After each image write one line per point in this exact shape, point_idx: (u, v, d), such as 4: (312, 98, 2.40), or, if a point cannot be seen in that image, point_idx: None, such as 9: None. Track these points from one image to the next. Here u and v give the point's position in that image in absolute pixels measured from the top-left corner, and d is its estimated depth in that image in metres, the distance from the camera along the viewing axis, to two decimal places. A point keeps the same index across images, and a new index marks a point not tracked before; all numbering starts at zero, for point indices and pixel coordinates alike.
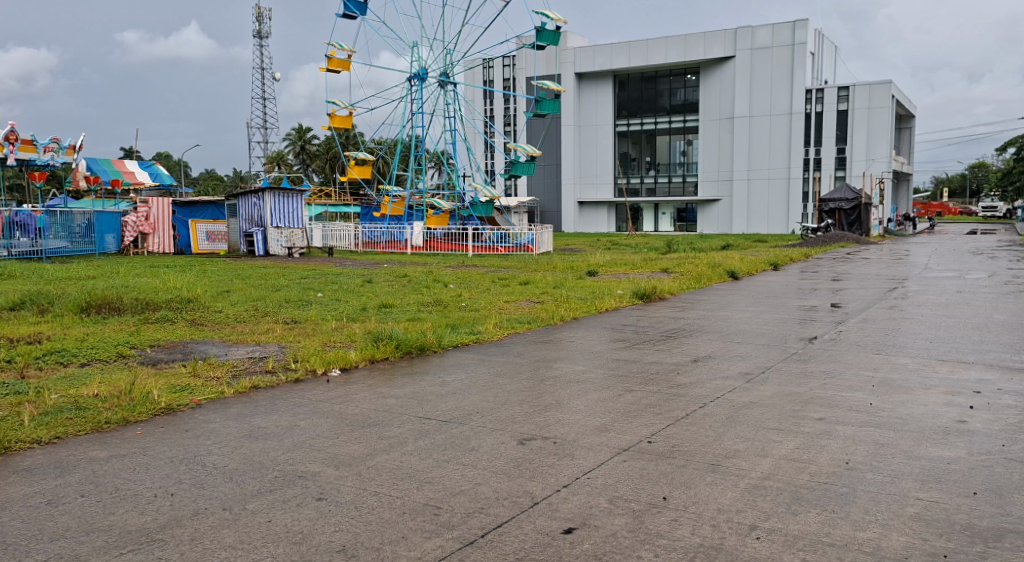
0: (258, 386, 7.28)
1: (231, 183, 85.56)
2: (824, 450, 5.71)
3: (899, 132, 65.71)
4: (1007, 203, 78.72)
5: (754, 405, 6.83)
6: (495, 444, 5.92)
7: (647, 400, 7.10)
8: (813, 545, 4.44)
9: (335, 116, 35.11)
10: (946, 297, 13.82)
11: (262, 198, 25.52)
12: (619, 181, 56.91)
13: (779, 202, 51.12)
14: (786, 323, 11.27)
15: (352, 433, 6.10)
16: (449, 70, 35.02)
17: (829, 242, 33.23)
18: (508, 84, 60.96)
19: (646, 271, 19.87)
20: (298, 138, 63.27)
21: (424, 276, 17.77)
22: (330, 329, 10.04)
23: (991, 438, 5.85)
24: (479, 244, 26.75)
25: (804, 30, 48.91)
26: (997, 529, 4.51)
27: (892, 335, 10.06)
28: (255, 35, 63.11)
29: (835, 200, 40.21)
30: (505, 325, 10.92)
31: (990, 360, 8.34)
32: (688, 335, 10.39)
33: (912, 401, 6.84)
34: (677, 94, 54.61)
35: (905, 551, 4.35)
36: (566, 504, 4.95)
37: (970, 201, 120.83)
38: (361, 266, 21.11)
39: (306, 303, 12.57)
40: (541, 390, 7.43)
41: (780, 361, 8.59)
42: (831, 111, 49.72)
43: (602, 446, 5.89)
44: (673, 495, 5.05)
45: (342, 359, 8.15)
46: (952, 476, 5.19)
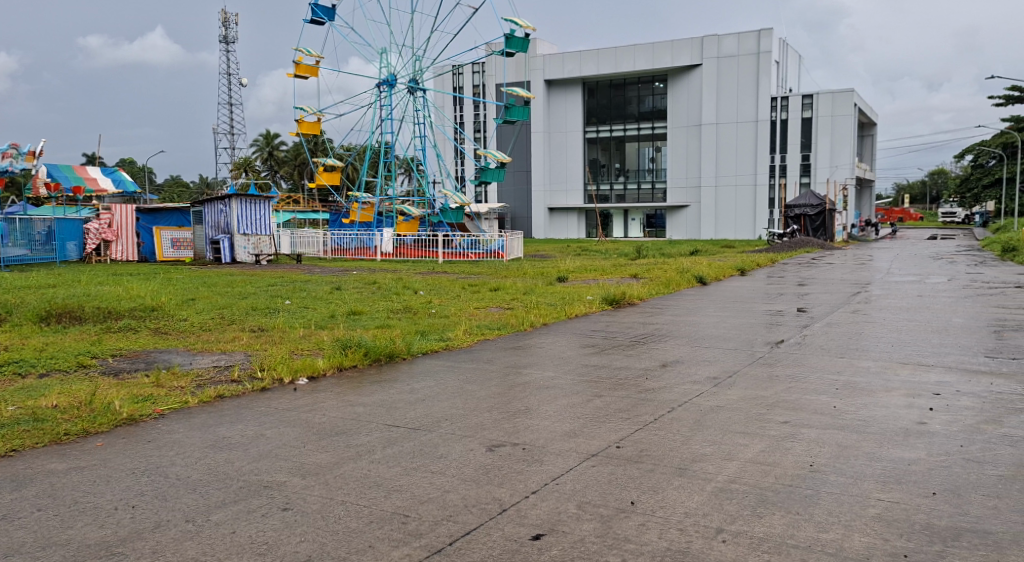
0: (223, 396, 7.20)
1: (197, 191, 84.42)
2: (789, 452, 5.80)
3: (863, 139, 66.79)
4: (965, 209, 80.44)
5: (721, 409, 6.90)
6: (464, 450, 5.92)
7: (616, 405, 7.14)
8: (778, 547, 4.49)
9: (304, 122, 34.85)
10: (907, 300, 14.07)
11: (228, 205, 25.06)
12: (589, 187, 57.24)
13: (746, 208, 51.66)
14: (752, 327, 11.41)
15: (319, 442, 6.06)
16: (418, 76, 34.92)
17: (795, 248, 33.65)
18: (477, 90, 60.94)
19: (615, 276, 20.03)
20: (266, 144, 62.65)
21: (394, 283, 17.73)
22: (298, 337, 9.97)
23: (950, 439, 5.97)
24: (449, 251, 26.59)
25: (769, 39, 49.73)
26: (954, 529, 4.60)
27: (855, 338, 10.24)
28: (221, 40, 62.35)
29: (801, 205, 40.77)
30: (475, 332, 10.92)
31: (950, 362, 8.52)
32: (657, 340, 10.46)
33: (875, 403, 6.96)
34: (646, 101, 55.09)
35: (867, 552, 4.42)
36: (535, 510, 4.96)
37: (930, 208, 123.65)
38: (331, 274, 20.97)
39: (274, 311, 12.48)
40: (511, 397, 7.43)
41: (747, 365, 8.69)
42: (795, 119, 50.53)
43: (571, 451, 5.91)
44: (640, 499, 5.08)
45: (310, 366, 8.10)
46: (913, 477, 5.28)
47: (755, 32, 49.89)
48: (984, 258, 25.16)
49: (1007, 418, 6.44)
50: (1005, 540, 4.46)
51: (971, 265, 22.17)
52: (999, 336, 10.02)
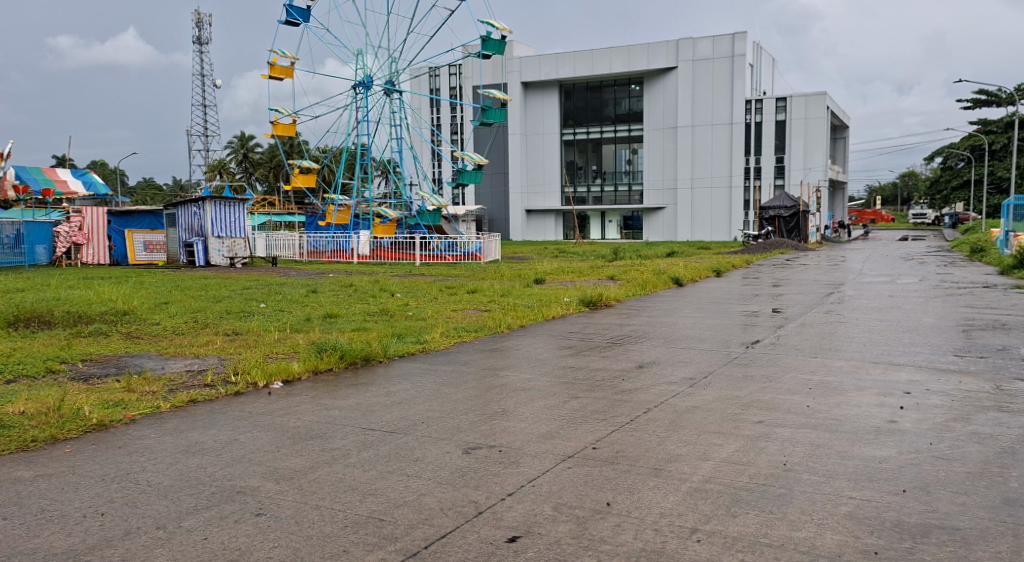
0: (196, 400, 7.14)
1: (169, 193, 83.32)
2: (763, 452, 5.84)
3: (836, 142, 67.53)
4: (935, 211, 81.75)
5: (697, 410, 6.95)
6: (440, 453, 5.91)
7: (593, 406, 7.16)
8: (751, 546, 4.53)
9: (279, 124, 34.63)
10: (879, 300, 14.26)
11: (202, 207, 24.87)
12: (567, 189, 57.36)
13: (722, 209, 52.03)
14: (728, 328, 11.49)
15: (293, 446, 6.02)
16: (394, 78, 34.79)
17: (770, 249, 33.95)
18: (454, 92, 60.86)
19: (592, 278, 20.12)
20: (240, 145, 62.06)
21: (371, 286, 17.67)
22: (273, 340, 9.91)
23: (920, 437, 6.05)
24: (427, 252, 26.57)
25: (743, 42, 50.11)
26: (923, 525, 4.67)
27: (828, 338, 10.34)
28: (195, 41, 61.73)
29: (775, 208, 41.16)
30: (452, 334, 10.92)
31: (920, 361, 8.64)
32: (634, 341, 10.50)
33: (847, 402, 7.04)
34: (622, 103, 55.36)
35: (839, 549, 4.46)
36: (511, 512, 4.96)
37: (902, 209, 125.47)
38: (307, 277, 20.85)
39: (249, 314, 12.37)
40: (488, 398, 7.44)
41: (722, 366, 8.75)
42: (769, 121, 50.94)
43: (547, 453, 5.93)
44: (616, 500, 5.10)
45: (284, 370, 8.04)
46: (883, 474, 5.35)
47: (729, 35, 50.26)
48: (953, 259, 25.54)
49: (976, 415, 6.54)
50: (973, 536, 4.53)
51: (942, 266, 22.48)
52: (968, 335, 10.16)
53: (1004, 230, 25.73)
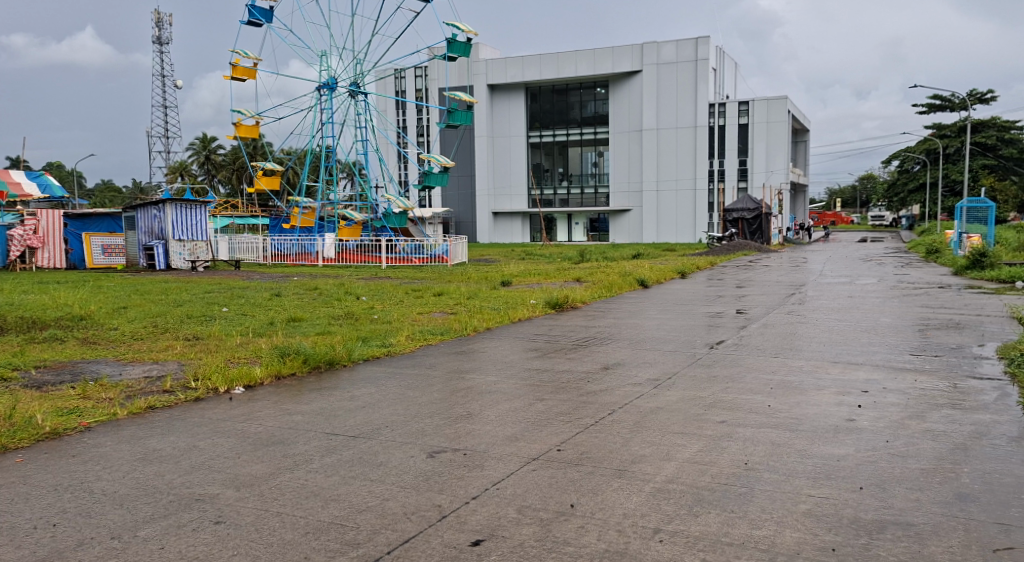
0: (154, 407, 7.03)
1: (129, 196, 81.87)
2: (725, 452, 5.91)
3: (796, 145, 68.51)
4: (894, 213, 83.35)
5: (661, 410, 7.01)
6: (404, 457, 5.89)
7: (558, 408, 7.19)
8: (712, 546, 4.58)
9: (241, 126, 34.15)
10: (839, 301, 14.52)
11: (162, 210, 24.49)
12: (533, 192, 57.45)
13: (687, 211, 52.53)
14: (693, 329, 11.59)
15: (254, 452, 5.95)
16: (359, 80, 34.56)
17: (733, 251, 34.40)
18: (420, 94, 60.72)
19: (558, 280, 20.19)
20: (202, 147, 61.23)
21: (335, 289, 17.50)
22: (235, 344, 9.81)
23: (877, 435, 6.16)
24: (393, 255, 26.46)
25: (706, 47, 50.69)
26: (880, 522, 4.75)
27: (789, 338, 10.50)
28: (155, 41, 60.67)
29: (738, 210, 41.67)
30: (417, 337, 10.88)
31: (878, 361, 8.80)
32: (600, 343, 10.59)
33: (807, 402, 7.14)
34: (588, 106, 55.57)
35: (798, 547, 4.53)
36: (475, 516, 4.96)
37: (861, 211, 127.75)
38: (270, 280, 20.58)
39: (210, 319, 12.21)
40: (453, 401, 7.43)
41: (686, 366, 8.83)
42: (733, 125, 51.98)
43: (511, 456, 5.93)
44: (580, 502, 5.12)
45: (246, 376, 7.95)
46: (841, 472, 5.44)
47: (692, 40, 50.78)
48: (909, 260, 26.09)
49: (931, 413, 6.68)
50: (926, 531, 4.63)
51: (901, 266, 22.96)
52: (924, 334, 10.37)
53: (957, 231, 26.32)
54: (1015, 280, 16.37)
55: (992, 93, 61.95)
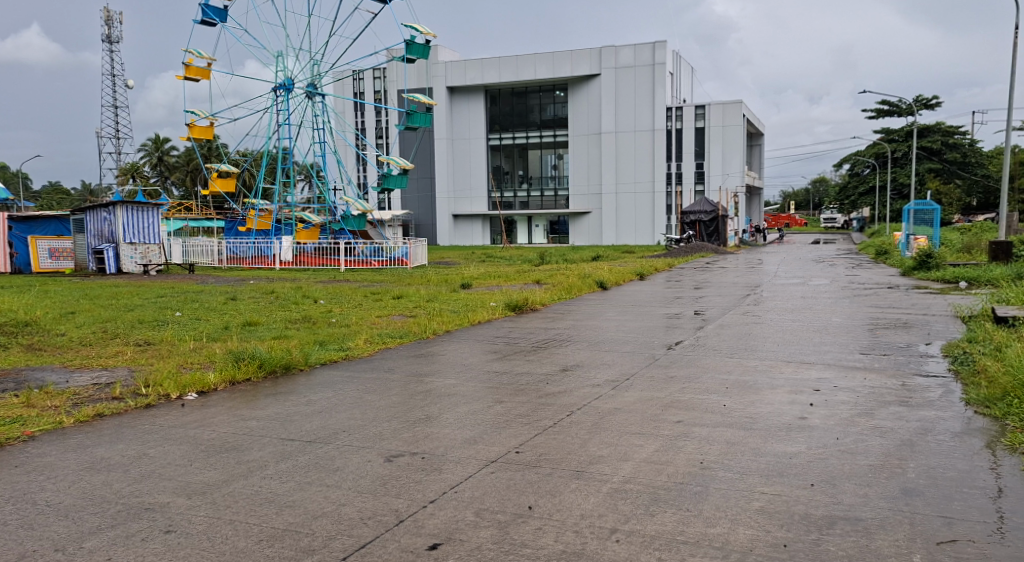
0: (102, 414, 6.88)
1: (77, 198, 79.83)
2: (681, 451, 5.97)
3: (751, 149, 69.59)
4: (846, 215, 85.15)
5: (619, 411, 7.06)
6: (361, 462, 5.84)
7: (517, 410, 7.20)
8: (668, 544, 4.62)
9: (194, 126, 33.55)
10: (792, 301, 14.81)
11: (112, 212, 23.92)
12: (493, 194, 57.39)
13: (646, 213, 52.95)
14: (651, 330, 11.70)
15: (206, 459, 5.86)
16: (317, 81, 34.23)
17: (690, 252, 34.84)
18: (378, 96, 60.38)
19: (519, 283, 20.20)
20: (155, 148, 60.12)
21: (293, 292, 17.34)
22: (187, 350, 9.65)
23: (828, 432, 6.27)
24: (352, 258, 26.19)
25: (663, 51, 51.28)
26: (829, 517, 4.84)
27: (745, 338, 10.68)
28: (105, 40, 59.23)
29: (695, 212, 42.15)
30: (376, 340, 10.80)
31: (829, 360, 8.93)
32: (559, 344, 10.64)
33: (761, 401, 7.24)
34: (547, 109, 55.74)
35: (750, 544, 4.59)
36: (432, 519, 4.94)
37: (814, 213, 130.18)
38: (225, 283, 20.28)
39: (162, 323, 11.99)
40: (412, 405, 7.38)
41: (643, 368, 8.89)
42: (689, 128, 52.38)
43: (470, 459, 5.91)
44: (538, 503, 5.13)
45: (199, 382, 7.83)
46: (793, 469, 5.54)
47: (650, 44, 51.31)
48: (860, 261, 26.72)
49: (879, 410, 6.81)
50: (874, 526, 4.72)
51: (852, 267, 23.50)
52: (873, 334, 10.58)
53: (906, 233, 27.01)
54: (960, 280, 16.83)
55: (936, 99, 63.56)
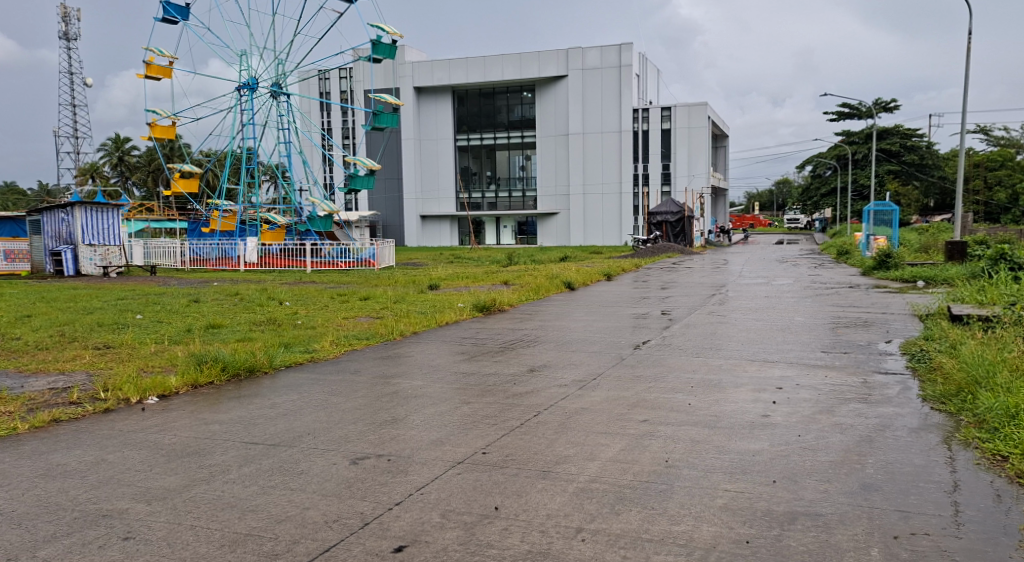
0: (58, 419, 6.75)
1: (33, 199, 77.89)
2: (646, 451, 5.99)
3: (716, 150, 70.33)
4: (808, 215, 86.38)
5: (586, 411, 7.08)
6: (327, 465, 5.79)
7: (484, 411, 7.19)
8: (632, 542, 4.64)
9: (155, 126, 32.94)
10: (756, 300, 14.98)
11: (71, 213, 23.47)
12: (461, 195, 57.31)
13: (613, 214, 53.25)
14: (618, 330, 11.77)
15: (167, 464, 5.77)
16: (281, 80, 33.87)
17: (657, 252, 35.16)
18: (345, 97, 59.96)
19: (487, 283, 20.18)
20: (115, 147, 59.06)
21: (257, 294, 17.16)
22: (149, 352, 9.50)
23: (790, 430, 6.35)
24: (319, 260, 25.89)
25: (629, 53, 51.64)
26: (790, 513, 4.90)
27: (711, 337, 10.79)
28: (62, 37, 57.97)
29: (662, 212, 42.48)
30: (342, 342, 10.73)
31: (792, 358, 9.06)
32: (527, 345, 10.65)
33: (726, 399, 7.31)
34: (515, 110, 55.72)
35: (714, 541, 4.63)
36: (398, 522, 4.91)
37: (778, 215, 132.06)
38: (189, 285, 20.05)
39: (123, 326, 11.79)
40: (378, 406, 7.35)
41: (610, 367, 8.93)
42: (655, 130, 53.50)
43: (436, 460, 5.89)
44: (504, 504, 5.13)
45: (160, 385, 7.71)
46: (756, 467, 5.59)
47: (616, 46, 51.63)
48: (822, 262, 27.14)
49: (840, 408, 6.92)
50: (833, 521, 4.79)
51: (814, 266, 23.90)
52: (835, 332, 10.72)
53: (867, 233, 27.48)
54: (918, 280, 17.11)
55: (895, 102, 64.69)
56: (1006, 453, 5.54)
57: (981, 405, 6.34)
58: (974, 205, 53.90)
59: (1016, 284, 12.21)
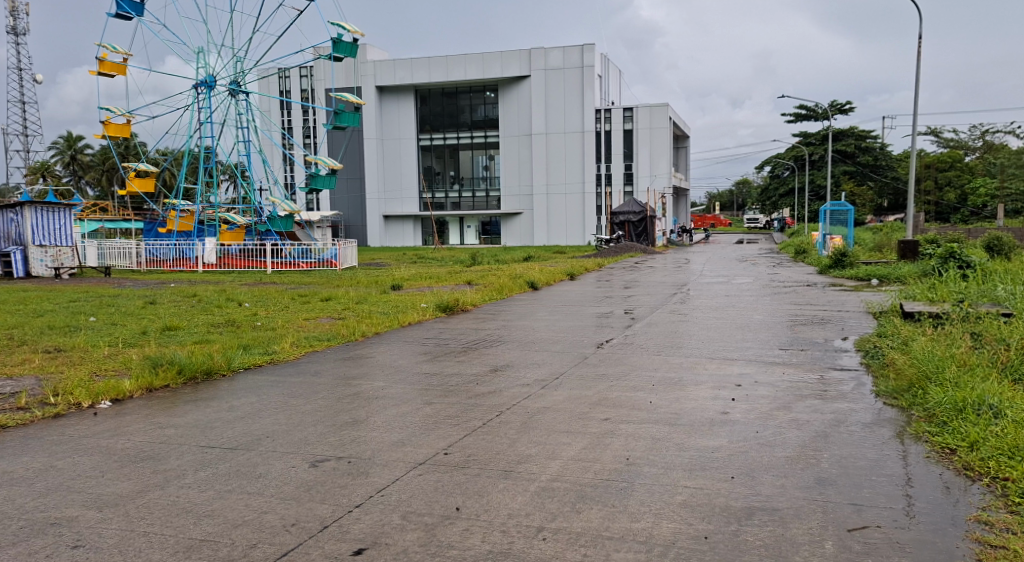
0: (5, 425, 6.57)
1: None
2: (608, 449, 6.01)
3: (677, 151, 70.95)
4: (766, 215, 87.58)
5: (548, 410, 7.09)
6: (285, 468, 5.71)
7: (447, 411, 7.16)
8: (593, 541, 4.65)
9: (110, 123, 32.25)
10: (717, 300, 15.10)
11: (20, 213, 22.81)
12: (424, 195, 57.10)
13: (576, 214, 53.43)
14: (581, 329, 11.81)
15: (120, 469, 5.65)
16: (240, 79, 33.39)
17: (620, 251, 35.42)
18: (305, 95, 59.33)
19: (450, 283, 20.10)
20: (67, 146, 57.73)
21: (215, 295, 16.86)
22: (101, 356, 9.30)
23: (748, 426, 6.42)
24: (279, 260, 25.47)
25: (591, 54, 51.89)
26: (748, 508, 4.95)
27: (673, 336, 10.86)
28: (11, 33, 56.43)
29: (625, 212, 42.76)
30: (302, 344, 10.59)
31: (751, 356, 9.18)
32: (489, 345, 10.62)
33: (686, 397, 7.37)
34: (477, 110, 55.59)
35: (673, 537, 4.66)
36: (358, 524, 4.86)
37: (738, 214, 133.71)
38: (144, 287, 19.72)
39: (75, 329, 11.54)
40: (340, 408, 7.28)
41: (572, 366, 8.96)
42: (618, 131, 54.29)
43: (397, 461, 5.85)
44: (465, 505, 5.10)
45: (113, 389, 7.55)
46: (715, 463, 5.64)
47: (579, 47, 51.86)
48: (780, 260, 27.51)
49: (796, 404, 7.02)
50: (790, 515, 4.85)
51: (772, 265, 24.22)
52: (792, 330, 10.87)
53: (822, 232, 27.96)
54: (873, 277, 17.49)
55: (850, 104, 66.07)
56: (954, 447, 5.67)
57: (930, 400, 6.50)
58: (925, 205, 55.22)
59: (965, 281, 12.52)
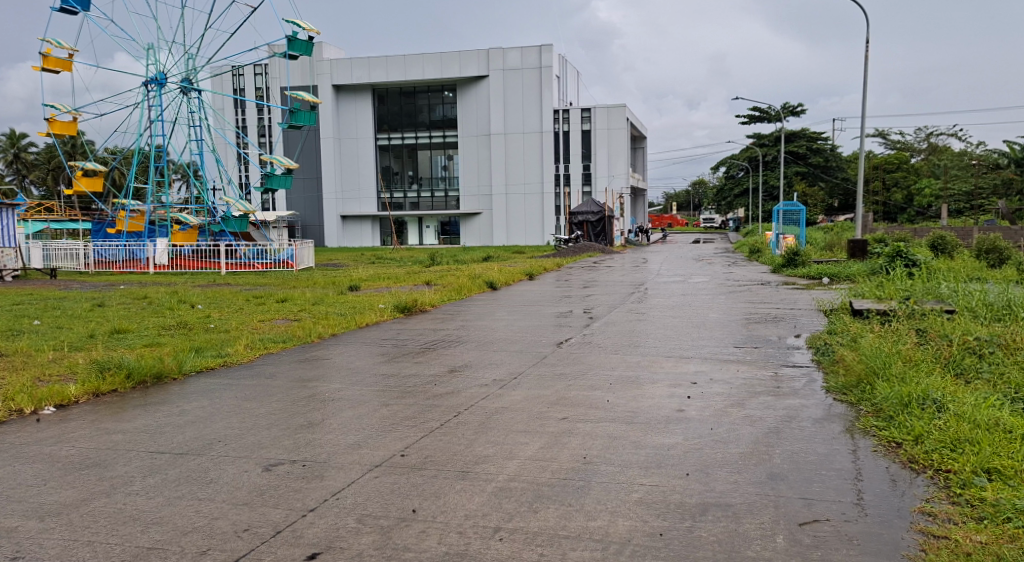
0: None
1: None
2: (564, 448, 6.01)
3: (634, 152, 71.46)
4: (722, 215, 88.74)
5: (506, 410, 7.07)
6: (238, 472, 5.61)
7: (403, 413, 7.10)
8: (550, 540, 4.65)
9: (56, 121, 31.42)
10: (674, 299, 15.22)
11: None
12: (382, 195, 56.69)
13: (535, 214, 53.54)
14: (539, 329, 11.80)
15: (64, 477, 5.49)
16: (192, 76, 32.77)
17: (578, 252, 35.52)
18: (259, 93, 58.51)
19: (408, 284, 19.98)
20: (10, 144, 56.21)
21: (166, 297, 16.52)
22: (45, 360, 9.05)
23: (703, 423, 6.47)
24: (234, 261, 25.11)
25: (549, 55, 52.01)
26: (702, 505, 4.99)
27: (630, 334, 10.92)
28: None
29: (583, 212, 42.94)
30: (257, 345, 10.43)
31: (706, 353, 9.27)
32: (447, 346, 10.56)
33: (643, 395, 7.40)
34: (435, 109, 55.43)
35: (628, 535, 4.67)
36: (312, 528, 4.79)
37: (693, 214, 135.40)
38: (92, 289, 19.24)
39: (18, 332, 11.19)
40: (294, 411, 7.18)
41: (530, 366, 8.95)
42: (576, 131, 54.62)
43: (352, 463, 5.79)
44: (421, 507, 5.06)
45: (58, 394, 7.35)
46: (671, 460, 5.68)
47: (536, 47, 51.96)
48: (734, 260, 27.86)
49: (749, 400, 7.10)
50: (742, 511, 4.90)
51: (728, 265, 24.50)
52: (747, 328, 10.99)
53: (776, 231, 28.53)
54: (823, 276, 17.83)
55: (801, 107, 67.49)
56: (901, 440, 5.79)
57: (878, 395, 6.62)
58: (874, 205, 56.50)
59: (911, 279, 12.79)
